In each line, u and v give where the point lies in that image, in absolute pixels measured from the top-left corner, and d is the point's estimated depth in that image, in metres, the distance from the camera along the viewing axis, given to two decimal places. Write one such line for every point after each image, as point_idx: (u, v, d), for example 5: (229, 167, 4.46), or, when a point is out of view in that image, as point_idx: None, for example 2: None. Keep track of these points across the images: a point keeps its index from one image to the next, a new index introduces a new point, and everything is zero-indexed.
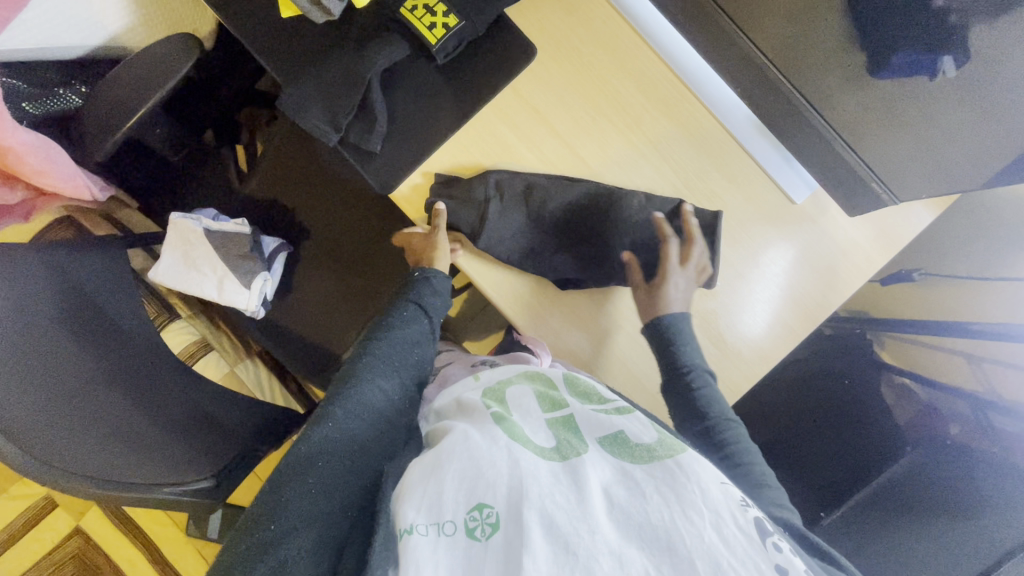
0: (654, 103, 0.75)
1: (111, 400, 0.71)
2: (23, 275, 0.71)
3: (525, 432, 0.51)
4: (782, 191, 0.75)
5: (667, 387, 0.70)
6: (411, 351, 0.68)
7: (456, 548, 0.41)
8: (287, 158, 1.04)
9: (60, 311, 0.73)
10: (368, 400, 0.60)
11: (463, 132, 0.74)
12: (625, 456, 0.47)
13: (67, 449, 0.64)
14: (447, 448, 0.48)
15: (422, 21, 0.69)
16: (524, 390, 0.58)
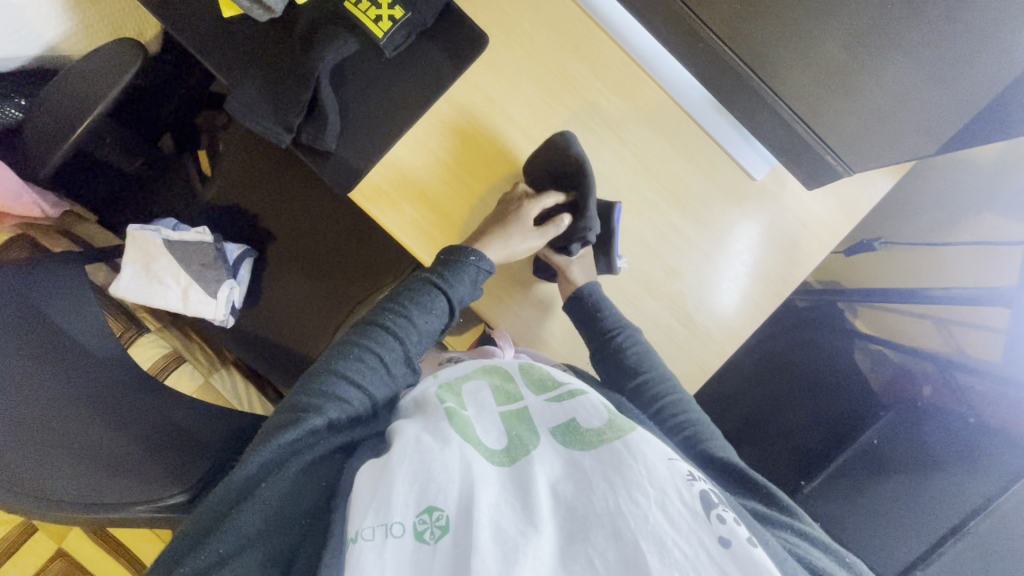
0: (610, 85, 0.74)
1: (77, 422, 0.70)
2: None
3: (477, 433, 0.51)
4: (741, 167, 0.76)
5: (596, 349, 0.72)
6: (406, 345, 0.66)
7: (404, 552, 0.43)
8: (247, 161, 1.02)
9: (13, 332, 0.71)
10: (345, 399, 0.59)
11: (418, 125, 0.72)
12: (574, 444, 0.48)
13: (31, 472, 0.63)
14: (398, 452, 0.49)
15: (367, 16, 0.68)
16: (481, 384, 0.59)
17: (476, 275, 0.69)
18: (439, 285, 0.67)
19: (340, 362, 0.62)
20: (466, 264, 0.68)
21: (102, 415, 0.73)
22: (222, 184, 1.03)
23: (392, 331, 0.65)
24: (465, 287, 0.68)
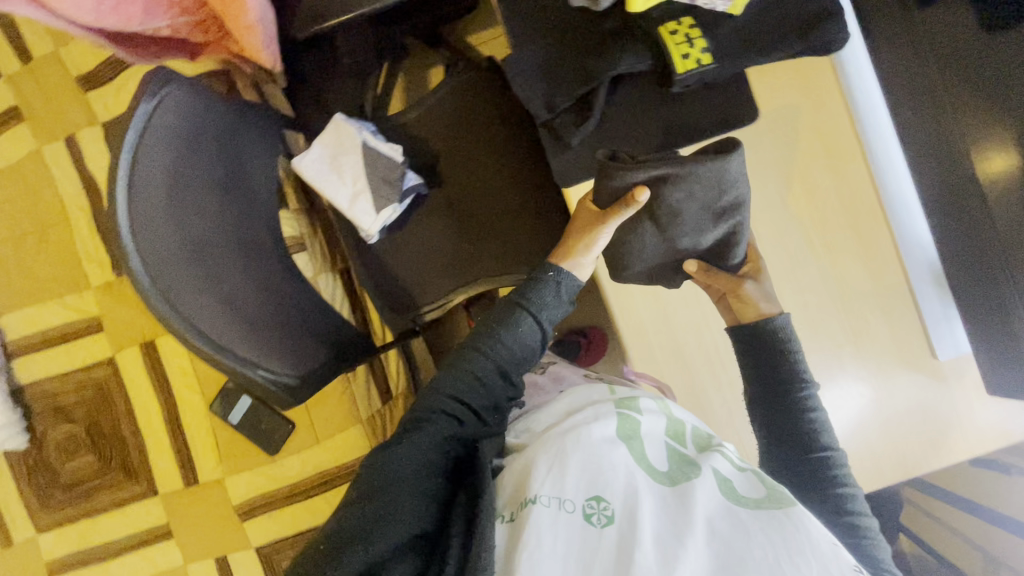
0: (847, 211, 0.75)
1: (234, 268, 0.73)
2: (187, 123, 0.71)
3: (644, 450, 0.61)
4: (928, 341, 0.75)
5: (767, 389, 0.72)
6: (499, 354, 0.65)
7: (575, 523, 0.52)
8: (453, 105, 1.05)
9: (213, 164, 0.75)
10: (439, 407, 0.62)
11: (660, 161, 0.75)
12: (731, 497, 0.56)
13: (186, 294, 0.66)
14: (577, 439, 0.59)
15: (678, 48, 0.69)
16: (651, 408, 0.67)
17: (560, 288, 0.68)
18: (526, 301, 0.67)
19: (439, 374, 0.65)
20: (548, 279, 0.68)
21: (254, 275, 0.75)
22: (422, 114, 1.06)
23: (479, 350, 0.64)
24: (550, 300, 0.68)
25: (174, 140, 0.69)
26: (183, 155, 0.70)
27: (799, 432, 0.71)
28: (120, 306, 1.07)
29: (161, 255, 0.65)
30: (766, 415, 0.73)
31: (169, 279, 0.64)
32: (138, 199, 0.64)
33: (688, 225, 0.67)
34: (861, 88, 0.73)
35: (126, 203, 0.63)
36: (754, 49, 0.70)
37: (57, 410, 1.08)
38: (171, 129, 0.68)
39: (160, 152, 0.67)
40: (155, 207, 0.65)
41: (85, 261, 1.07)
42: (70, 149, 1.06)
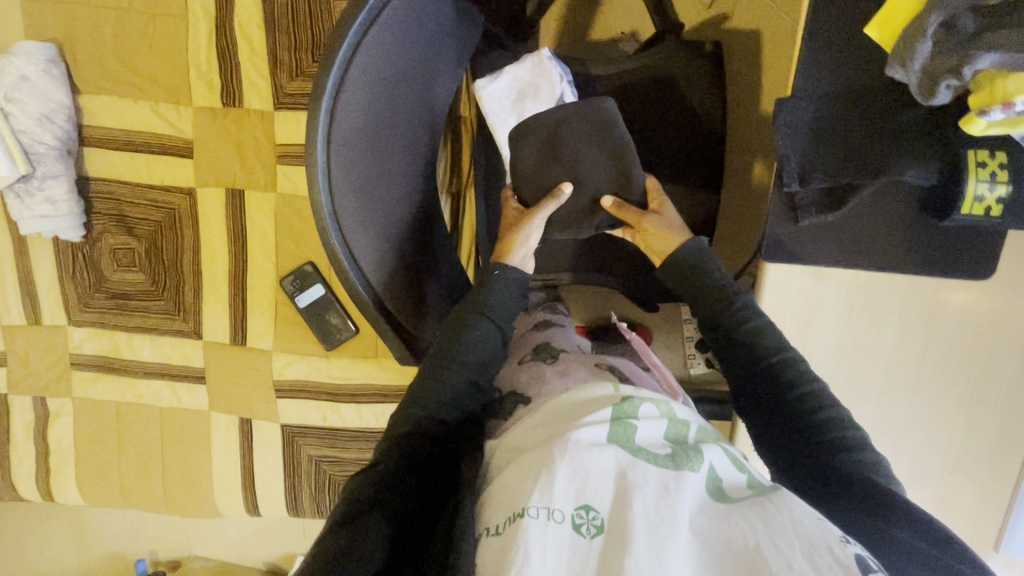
0: (1008, 399, 0.73)
1: (402, 197, 0.64)
2: (410, 16, 0.59)
3: (638, 446, 0.54)
4: (998, 537, 0.76)
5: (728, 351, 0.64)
6: (467, 358, 0.65)
7: (563, 536, 0.46)
8: (654, 80, 0.92)
9: (417, 82, 0.64)
10: (411, 423, 0.60)
11: (869, 276, 0.70)
12: (716, 496, 0.50)
13: (359, 230, 0.58)
14: (565, 441, 0.52)
15: (979, 184, 0.60)
16: (652, 410, 0.59)
17: (508, 283, 0.71)
18: (482, 303, 0.68)
19: (408, 398, 0.63)
20: (494, 278, 0.70)
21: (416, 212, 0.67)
22: (616, 75, 0.92)
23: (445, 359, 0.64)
24: (505, 299, 0.70)
25: (393, 46, 0.58)
26: (396, 64, 0.59)
27: (780, 417, 0.57)
28: (218, 138, 0.96)
29: (346, 180, 0.56)
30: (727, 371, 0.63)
31: (350, 208, 0.57)
32: (342, 105, 0.54)
33: (592, 159, 0.74)
34: None
35: (329, 114, 0.54)
36: None
37: (121, 217, 1.01)
38: (393, 31, 0.57)
39: (377, 58, 0.56)
40: (353, 114, 0.56)
41: (192, 72, 0.94)
42: None
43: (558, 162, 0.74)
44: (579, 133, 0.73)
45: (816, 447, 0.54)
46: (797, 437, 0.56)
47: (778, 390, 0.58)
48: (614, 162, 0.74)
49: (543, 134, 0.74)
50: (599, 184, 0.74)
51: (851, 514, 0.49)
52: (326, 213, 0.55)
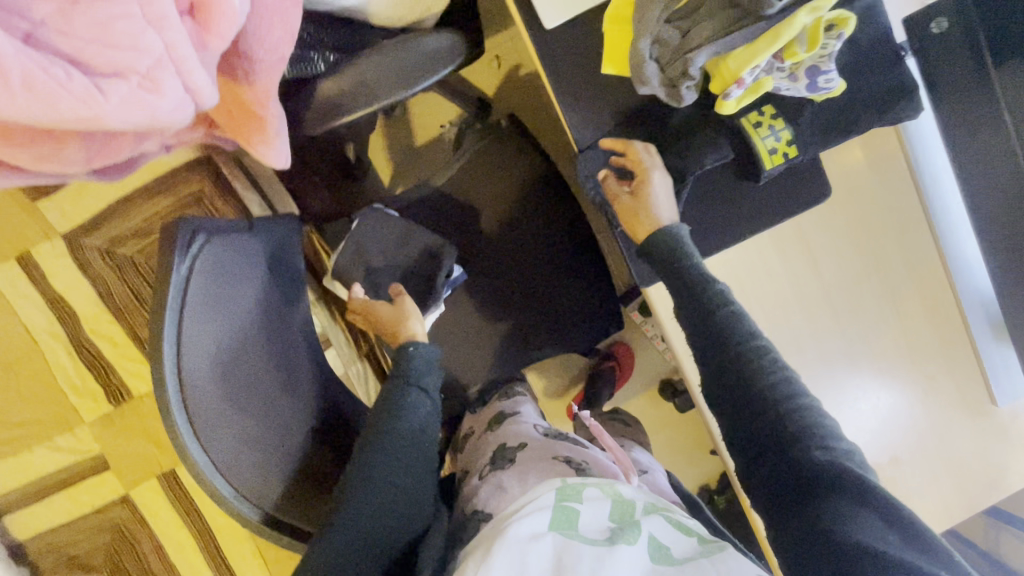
0: (914, 278, 0.77)
1: (282, 412, 0.65)
2: (211, 268, 0.60)
3: (580, 523, 0.52)
4: (988, 389, 0.79)
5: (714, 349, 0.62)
6: (417, 419, 0.67)
7: None
8: (481, 169, 0.96)
9: (249, 307, 0.65)
10: (397, 450, 0.63)
11: (739, 250, 0.73)
12: (659, 561, 0.49)
13: (240, 470, 0.58)
14: (508, 531, 0.50)
15: (763, 141, 0.65)
16: (600, 487, 0.57)
17: (420, 358, 0.71)
18: (409, 376, 0.69)
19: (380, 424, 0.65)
20: (410, 355, 0.71)
21: (300, 417, 0.68)
22: (449, 180, 0.96)
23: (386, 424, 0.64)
24: (427, 375, 0.71)
25: (214, 298, 0.60)
26: (220, 294, 0.61)
27: (736, 404, 0.60)
28: (124, 439, 0.94)
29: (218, 435, 0.56)
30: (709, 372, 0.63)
31: (230, 460, 0.57)
32: (191, 375, 0.55)
33: (399, 253, 0.81)
34: (923, 154, 0.74)
35: (180, 394, 0.54)
36: (833, 133, 0.68)
37: (72, 561, 0.96)
38: (211, 268, 0.60)
39: (203, 317, 0.58)
40: (205, 373, 0.57)
41: (70, 397, 0.92)
42: (25, 270, 0.89)
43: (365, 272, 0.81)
44: (383, 230, 0.81)
45: (801, 457, 0.55)
46: (750, 421, 0.59)
47: (737, 380, 0.60)
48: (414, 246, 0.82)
49: (357, 248, 0.80)
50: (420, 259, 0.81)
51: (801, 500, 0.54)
52: (212, 476, 0.56)
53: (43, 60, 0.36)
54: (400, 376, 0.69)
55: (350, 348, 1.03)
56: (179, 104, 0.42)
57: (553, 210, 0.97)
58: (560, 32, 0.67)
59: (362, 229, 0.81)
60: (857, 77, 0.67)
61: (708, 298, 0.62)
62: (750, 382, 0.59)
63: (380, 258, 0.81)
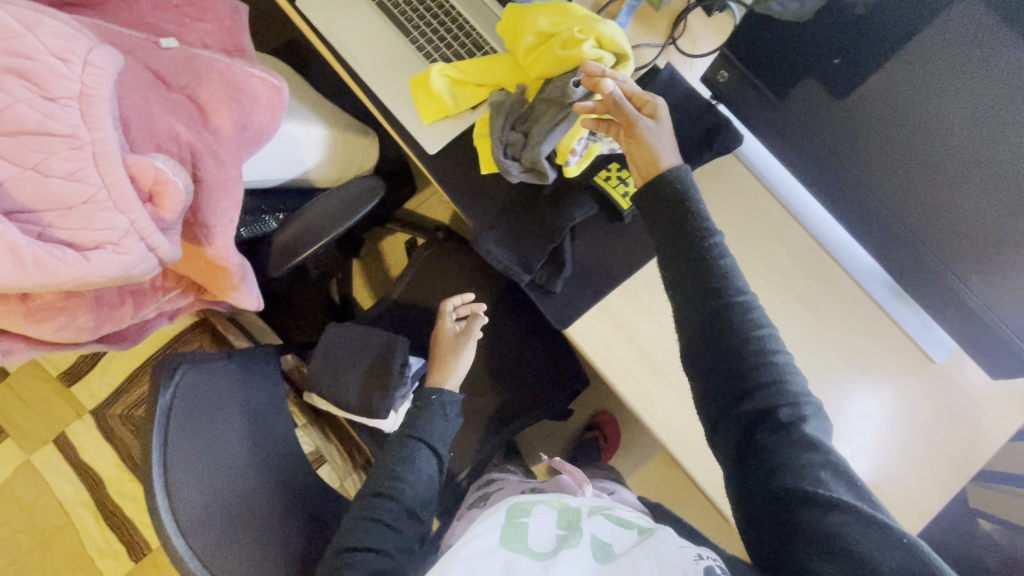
0: (802, 266, 0.86)
1: (263, 510, 0.75)
2: (197, 394, 0.75)
3: (528, 539, 0.57)
4: (920, 350, 0.84)
5: (701, 295, 0.63)
6: (425, 468, 0.80)
7: None
8: (428, 275, 1.11)
9: (232, 421, 0.78)
10: (405, 490, 0.76)
11: (637, 280, 0.84)
12: (602, 559, 0.55)
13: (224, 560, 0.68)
14: (459, 548, 0.55)
15: (615, 189, 0.81)
16: (545, 503, 0.63)
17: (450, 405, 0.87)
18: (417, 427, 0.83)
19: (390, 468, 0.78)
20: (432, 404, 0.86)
21: (282, 513, 0.77)
22: (404, 291, 1.11)
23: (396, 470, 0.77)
24: (439, 425, 0.85)
25: (199, 418, 0.74)
26: (206, 414, 0.75)
27: (714, 343, 0.62)
28: None
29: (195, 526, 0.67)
30: (694, 312, 0.63)
31: (214, 552, 0.67)
32: (179, 482, 0.67)
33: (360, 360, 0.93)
34: (765, 169, 0.88)
35: (166, 495, 0.66)
36: None
37: None
38: (195, 394, 0.74)
39: (187, 430, 0.71)
40: (192, 480, 0.69)
41: (96, 560, 1.02)
42: (60, 447, 1.04)
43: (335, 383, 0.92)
44: (343, 345, 0.93)
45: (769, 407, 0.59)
46: (731, 363, 0.61)
47: (732, 335, 0.61)
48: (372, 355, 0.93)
49: (323, 365, 0.93)
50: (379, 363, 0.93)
51: (765, 429, 0.60)
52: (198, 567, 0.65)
53: (49, 246, 0.53)
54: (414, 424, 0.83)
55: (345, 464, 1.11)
56: (144, 259, 0.59)
57: (497, 293, 1.11)
58: (443, 152, 0.87)
59: (327, 346, 0.93)
60: (680, 124, 0.85)
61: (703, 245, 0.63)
62: (735, 332, 0.61)
63: (344, 369, 0.92)
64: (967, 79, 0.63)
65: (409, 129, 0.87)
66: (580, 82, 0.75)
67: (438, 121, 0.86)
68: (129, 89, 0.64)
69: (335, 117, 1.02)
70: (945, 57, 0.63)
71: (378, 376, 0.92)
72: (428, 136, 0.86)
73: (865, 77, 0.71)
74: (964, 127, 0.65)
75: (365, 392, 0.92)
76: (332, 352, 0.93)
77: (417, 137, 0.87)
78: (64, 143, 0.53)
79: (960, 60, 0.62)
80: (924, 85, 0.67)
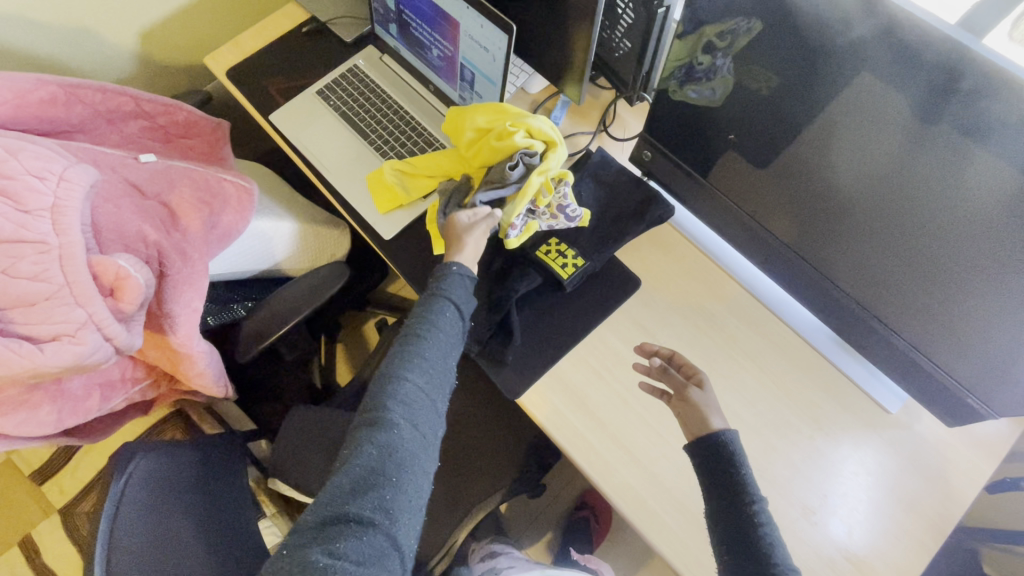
0: (745, 323, 0.89)
1: None
2: (150, 483, 0.76)
3: None
4: (874, 400, 0.84)
5: (725, 508, 0.66)
6: (428, 391, 0.68)
7: None
8: None
9: (183, 511, 0.78)
10: (409, 421, 0.64)
11: (584, 345, 0.87)
12: None
13: None
14: None
15: (555, 261, 0.87)
16: None
17: (457, 281, 0.75)
18: (419, 342, 0.69)
19: (387, 386, 0.66)
20: (453, 274, 0.75)
21: None
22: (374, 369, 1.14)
23: (392, 390, 0.65)
24: (462, 290, 0.75)
25: (148, 506, 0.74)
26: (155, 503, 0.75)
27: (731, 496, 0.66)
28: None
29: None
30: (718, 522, 0.66)
31: None
32: (117, 571, 0.66)
33: (326, 441, 0.94)
34: (700, 234, 0.94)
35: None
36: (611, 240, 0.89)
37: None
38: (148, 483, 0.76)
39: (135, 519, 0.71)
40: (134, 566, 0.68)
41: None
42: (25, 551, 1.05)
43: (299, 465, 0.92)
44: (313, 426, 0.95)
45: None
46: (750, 569, 0.62)
47: (749, 540, 0.63)
48: (336, 435, 0.94)
49: (289, 446, 0.93)
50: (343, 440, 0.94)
51: None
52: None
53: (9, 340, 0.59)
54: (436, 290, 0.74)
55: None
56: (99, 348, 0.64)
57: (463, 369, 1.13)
58: (397, 238, 0.95)
59: (292, 427, 0.95)
60: (613, 200, 0.92)
61: (731, 465, 0.68)
62: (755, 546, 0.63)
63: (309, 451, 0.93)
64: (849, 152, 0.67)
65: (366, 219, 0.96)
66: (516, 165, 0.82)
67: (392, 210, 0.95)
68: (103, 198, 0.72)
69: (307, 213, 1.12)
70: (829, 135, 0.68)
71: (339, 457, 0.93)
72: (383, 224, 0.94)
73: (759, 156, 0.78)
74: (856, 190, 0.69)
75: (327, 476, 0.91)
76: (300, 436, 0.94)
77: (373, 225, 0.95)
78: (33, 248, 0.60)
79: (825, 140, 0.69)
80: (823, 155, 0.70)
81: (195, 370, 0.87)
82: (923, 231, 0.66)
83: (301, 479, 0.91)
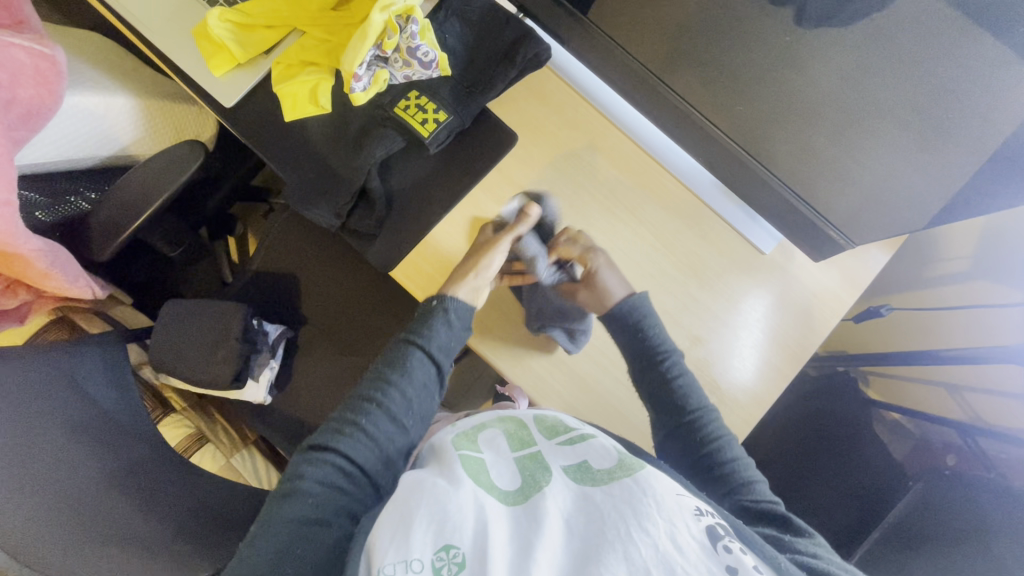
0: (626, 174, 0.84)
1: (101, 482, 0.71)
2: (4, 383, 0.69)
3: (491, 474, 0.51)
4: (750, 242, 0.83)
5: (654, 394, 0.71)
6: (429, 374, 0.69)
7: None
8: (285, 240, 1.08)
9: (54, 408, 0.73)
10: (406, 392, 0.66)
11: (455, 209, 0.81)
12: (584, 480, 0.49)
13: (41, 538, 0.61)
14: (411, 497, 0.48)
15: (414, 118, 0.77)
16: (496, 432, 0.58)
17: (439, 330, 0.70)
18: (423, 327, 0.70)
19: (387, 362, 0.68)
20: (434, 311, 0.71)
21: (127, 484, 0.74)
22: (264, 256, 1.08)
23: (395, 369, 0.66)
24: (442, 340, 0.70)
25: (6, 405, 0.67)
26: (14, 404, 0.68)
27: (654, 380, 0.71)
28: None
29: None
30: (652, 408, 0.72)
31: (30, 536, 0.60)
32: None
33: (206, 334, 0.91)
34: (580, 77, 0.84)
35: None
36: (478, 89, 0.80)
37: None
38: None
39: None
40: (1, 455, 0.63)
41: None
42: None
43: (183, 358, 0.90)
44: (190, 319, 0.91)
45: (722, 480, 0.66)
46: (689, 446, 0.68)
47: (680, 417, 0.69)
48: (216, 329, 0.91)
49: (167, 341, 0.90)
50: (224, 333, 0.91)
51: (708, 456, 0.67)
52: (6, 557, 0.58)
53: None
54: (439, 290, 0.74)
55: (232, 442, 1.09)
56: None
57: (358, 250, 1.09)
58: (241, 106, 0.83)
59: (168, 322, 0.91)
60: (480, 42, 0.81)
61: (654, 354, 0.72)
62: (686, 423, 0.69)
63: (190, 345, 0.90)
64: None
65: (200, 84, 0.82)
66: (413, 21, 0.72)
67: (229, 72, 0.82)
68: None
69: (148, 87, 0.97)
70: None
71: (223, 351, 0.90)
72: (221, 89, 0.82)
73: None
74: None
75: (212, 369, 0.90)
76: (178, 331, 0.90)
77: (211, 91, 0.82)
78: None
79: None
80: None
81: (37, 269, 0.80)
82: (797, 36, 0.58)
83: (189, 371, 0.90)
